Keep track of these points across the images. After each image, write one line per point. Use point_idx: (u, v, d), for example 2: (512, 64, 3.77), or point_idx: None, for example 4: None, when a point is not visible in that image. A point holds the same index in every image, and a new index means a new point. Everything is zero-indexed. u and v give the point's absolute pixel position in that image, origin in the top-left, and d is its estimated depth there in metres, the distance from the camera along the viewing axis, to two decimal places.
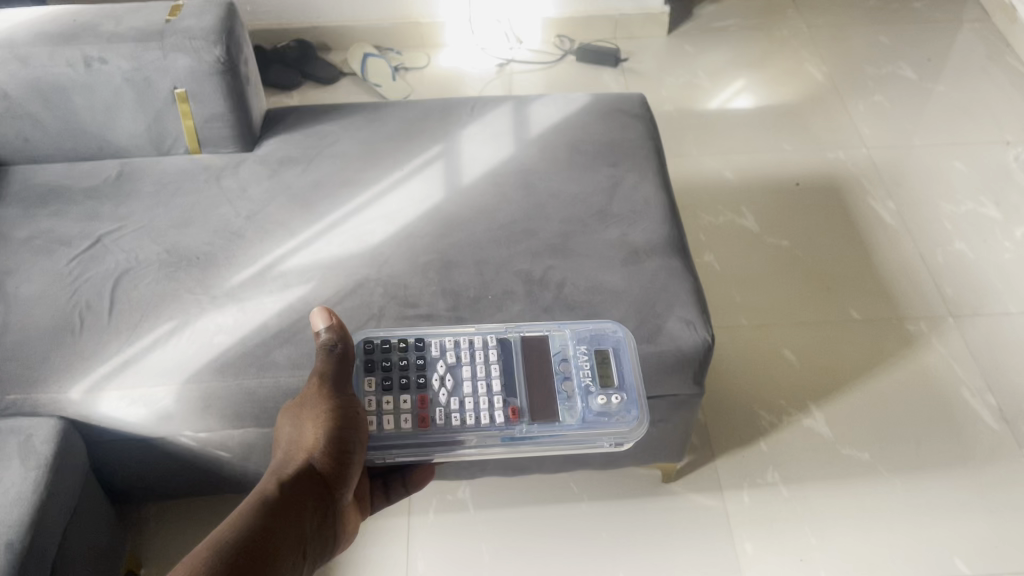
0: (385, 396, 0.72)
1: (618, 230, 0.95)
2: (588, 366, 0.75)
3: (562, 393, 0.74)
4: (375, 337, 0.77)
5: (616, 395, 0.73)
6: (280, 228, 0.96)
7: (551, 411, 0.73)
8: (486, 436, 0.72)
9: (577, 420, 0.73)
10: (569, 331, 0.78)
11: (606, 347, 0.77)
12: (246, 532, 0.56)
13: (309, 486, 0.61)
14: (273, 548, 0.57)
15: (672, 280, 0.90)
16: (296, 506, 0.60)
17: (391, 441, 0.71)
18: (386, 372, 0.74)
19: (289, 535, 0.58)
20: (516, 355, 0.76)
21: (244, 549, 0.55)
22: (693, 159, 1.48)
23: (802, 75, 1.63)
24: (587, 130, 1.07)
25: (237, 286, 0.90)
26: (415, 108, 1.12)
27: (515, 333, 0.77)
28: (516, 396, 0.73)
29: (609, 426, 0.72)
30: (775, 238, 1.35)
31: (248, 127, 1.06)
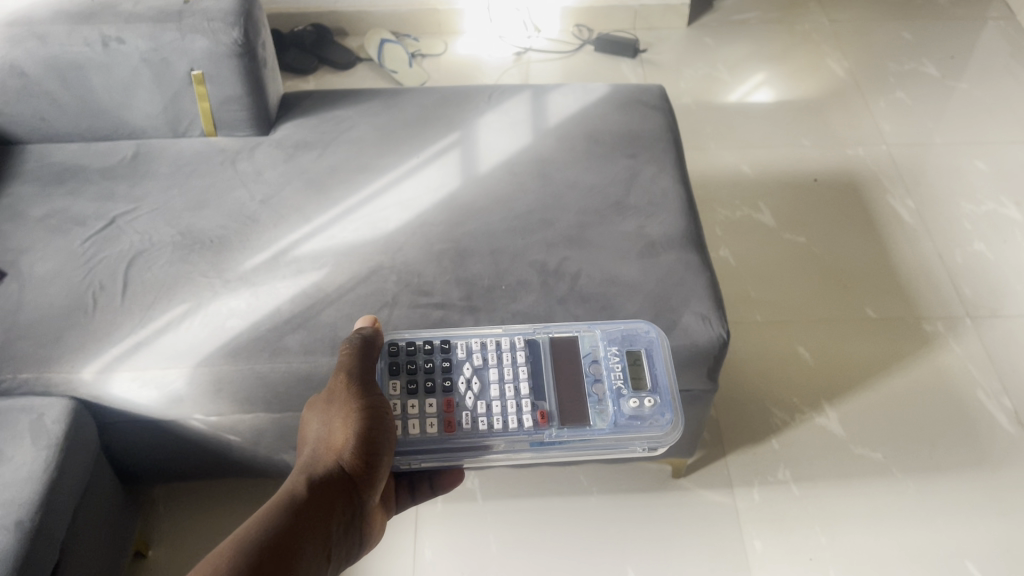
0: (410, 398, 0.72)
1: (635, 222, 0.94)
2: (621, 368, 0.74)
3: (592, 396, 0.72)
4: (400, 340, 0.76)
5: (649, 398, 0.71)
6: (295, 213, 0.96)
7: (581, 414, 0.71)
8: (515, 440, 0.71)
9: (609, 424, 0.71)
10: (600, 331, 0.77)
11: (639, 348, 0.75)
12: (273, 531, 0.56)
13: (337, 487, 0.61)
14: (300, 547, 0.56)
15: (688, 273, 0.89)
16: (324, 506, 0.60)
17: (416, 445, 0.70)
18: (411, 376, 0.73)
19: (315, 536, 0.58)
20: (545, 358, 0.75)
21: (271, 548, 0.55)
22: (710, 153, 1.47)
23: (823, 70, 1.62)
24: (605, 121, 1.06)
25: (250, 270, 0.90)
26: (432, 95, 1.11)
27: (544, 334, 0.76)
28: (545, 399, 0.72)
29: (642, 430, 0.71)
30: (792, 234, 1.34)
31: (265, 111, 1.05)
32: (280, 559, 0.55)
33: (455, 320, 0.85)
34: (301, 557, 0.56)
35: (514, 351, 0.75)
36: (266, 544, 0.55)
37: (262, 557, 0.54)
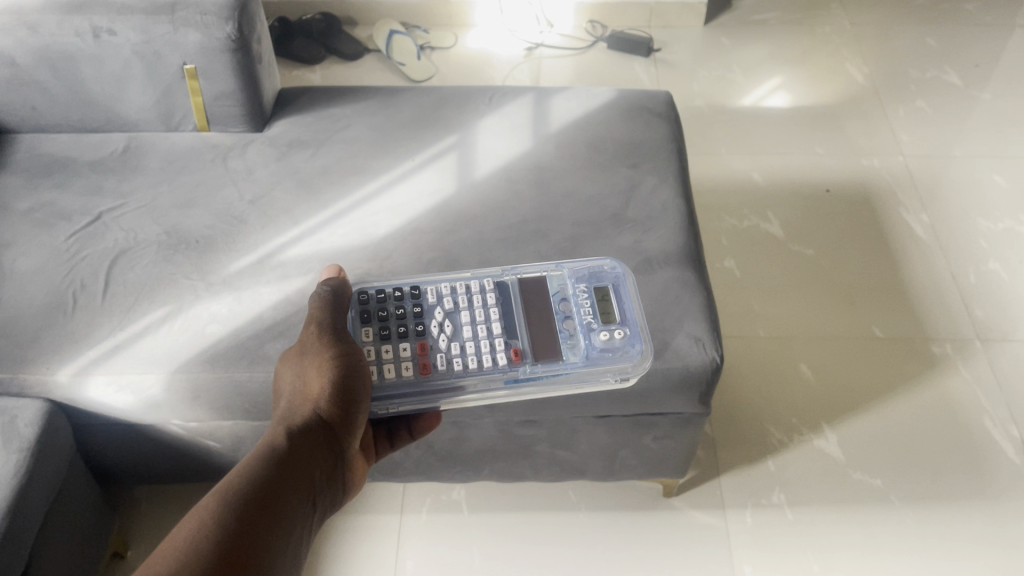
0: (384, 345, 0.72)
1: (632, 237, 0.91)
2: (589, 306, 0.75)
3: (563, 333, 0.74)
4: (369, 287, 0.76)
5: (619, 330, 0.73)
6: (283, 215, 0.93)
7: (554, 350, 0.73)
8: (490, 379, 0.72)
9: (581, 358, 0.73)
10: (567, 270, 0.78)
11: (606, 284, 0.77)
12: (258, 481, 0.56)
13: (317, 434, 0.61)
14: (286, 495, 0.57)
15: (683, 292, 0.86)
16: (305, 453, 0.60)
17: (394, 390, 0.71)
18: (383, 322, 0.74)
19: (300, 482, 0.58)
20: (514, 300, 0.76)
21: (258, 498, 0.55)
22: (720, 158, 1.43)
23: (842, 75, 1.57)
24: (609, 128, 1.03)
25: (234, 274, 0.88)
26: (431, 95, 1.08)
27: (512, 278, 0.78)
28: (518, 337, 0.73)
29: (614, 363, 0.73)
30: (801, 246, 1.30)
31: (259, 107, 1.03)
32: (268, 509, 0.55)
33: None
34: (288, 506, 0.56)
35: (484, 296, 0.76)
36: (252, 496, 0.55)
37: (249, 507, 0.54)
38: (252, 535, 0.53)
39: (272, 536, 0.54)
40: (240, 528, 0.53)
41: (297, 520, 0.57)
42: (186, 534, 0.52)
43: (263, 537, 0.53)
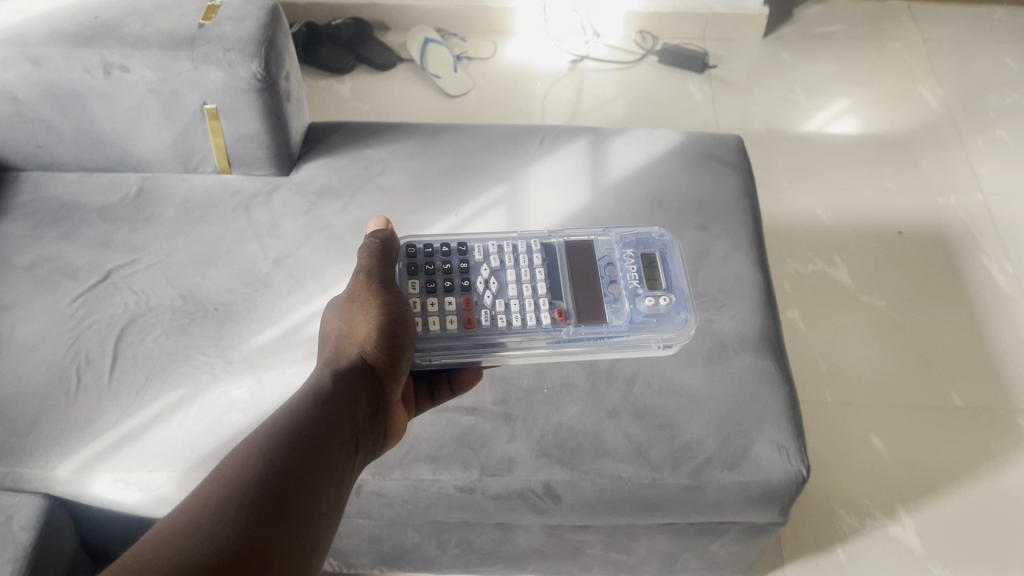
0: (431, 298, 0.72)
1: (703, 315, 0.81)
2: (636, 268, 0.75)
3: (607, 294, 0.73)
4: (417, 242, 0.76)
5: (665, 297, 0.73)
6: (312, 278, 0.84)
7: (599, 312, 0.72)
8: (531, 337, 0.72)
9: (625, 322, 0.72)
10: (615, 233, 0.78)
11: (653, 251, 0.77)
12: (308, 417, 0.56)
13: (362, 376, 0.61)
14: (334, 432, 0.56)
15: (761, 387, 0.76)
16: (350, 393, 0.59)
17: (437, 343, 0.70)
18: (429, 276, 0.74)
19: (347, 421, 0.58)
20: (562, 262, 0.76)
21: (308, 433, 0.54)
22: (782, 192, 1.32)
23: (915, 99, 1.45)
24: (674, 179, 0.92)
25: (256, 350, 0.78)
26: (476, 134, 0.98)
27: (559, 237, 0.78)
28: (562, 299, 0.73)
29: (657, 328, 0.72)
30: (871, 297, 1.19)
31: (287, 149, 0.93)
32: (319, 442, 0.54)
33: (486, 431, 0.73)
34: (338, 442, 0.55)
35: (530, 253, 0.76)
36: (301, 428, 0.54)
37: (298, 438, 0.53)
38: (304, 465, 0.52)
39: (324, 466, 0.53)
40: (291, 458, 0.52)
41: (343, 458, 0.55)
42: (238, 459, 0.51)
43: (315, 467, 0.52)
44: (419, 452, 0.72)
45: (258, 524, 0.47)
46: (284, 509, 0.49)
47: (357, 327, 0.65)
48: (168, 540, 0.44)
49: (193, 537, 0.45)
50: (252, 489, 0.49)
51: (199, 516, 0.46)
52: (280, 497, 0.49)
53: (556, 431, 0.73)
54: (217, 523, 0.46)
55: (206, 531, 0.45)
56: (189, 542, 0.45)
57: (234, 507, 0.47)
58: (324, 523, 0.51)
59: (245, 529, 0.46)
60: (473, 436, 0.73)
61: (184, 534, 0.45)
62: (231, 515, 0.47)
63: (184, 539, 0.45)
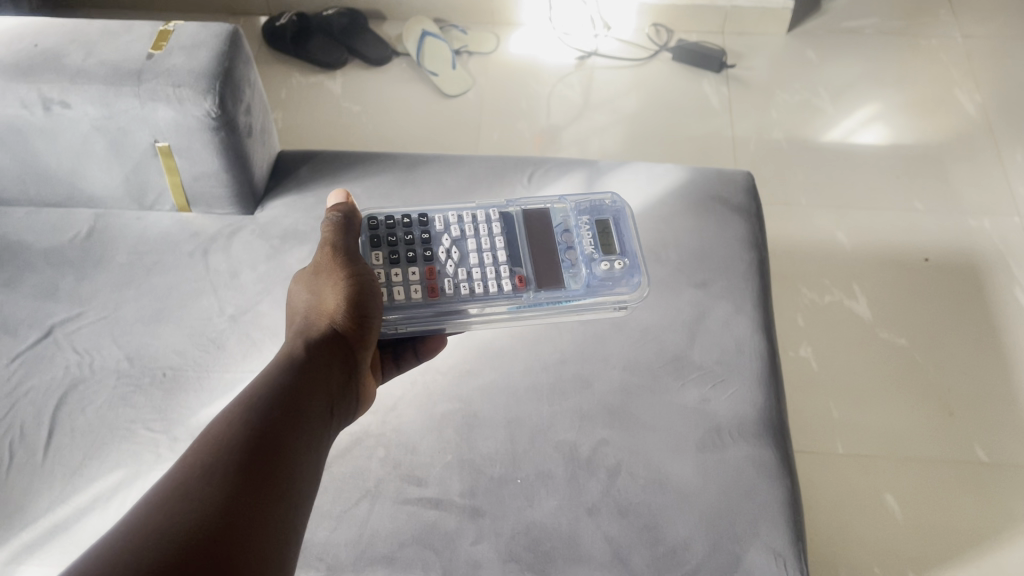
0: (393, 267, 0.68)
1: (698, 393, 0.73)
2: (590, 234, 0.72)
3: (563, 261, 0.70)
4: (377, 215, 0.72)
5: (620, 261, 0.70)
6: (270, 340, 0.77)
7: (558, 278, 0.69)
8: (491, 304, 0.68)
9: (583, 286, 0.70)
10: (569, 203, 0.74)
11: (607, 218, 0.73)
12: (279, 389, 0.55)
13: (334, 347, 0.60)
14: (304, 403, 0.55)
15: (759, 482, 0.68)
16: (322, 364, 0.58)
17: (401, 311, 0.67)
18: (392, 245, 0.70)
19: (317, 391, 0.57)
20: (520, 231, 0.72)
21: (280, 401, 0.54)
22: (800, 211, 1.23)
23: (950, 104, 1.34)
24: (673, 226, 0.83)
25: (205, 425, 0.72)
26: (459, 168, 0.89)
27: (516, 209, 0.73)
28: (522, 265, 0.70)
29: (613, 292, 0.70)
30: (891, 334, 1.10)
31: (250, 186, 0.85)
32: (291, 412, 0.54)
33: (450, 529, 0.66)
34: (308, 413, 0.55)
35: (488, 224, 0.72)
36: (271, 405, 0.54)
37: (271, 413, 0.53)
38: (277, 434, 0.52)
39: (295, 438, 0.53)
40: (263, 429, 0.52)
41: (316, 428, 0.55)
42: (215, 429, 0.51)
43: (286, 436, 0.52)
44: (376, 551, 0.65)
45: (239, 492, 0.48)
46: (257, 484, 0.48)
47: (326, 300, 0.63)
48: (151, 508, 0.45)
49: (177, 504, 0.45)
50: (228, 459, 0.49)
51: (180, 484, 0.47)
52: (256, 467, 0.49)
53: (528, 531, 0.66)
54: (197, 490, 0.46)
55: (187, 499, 0.46)
56: (172, 508, 0.45)
57: (212, 476, 0.48)
58: (299, 490, 0.51)
59: (225, 498, 0.47)
60: (436, 534, 0.66)
61: (164, 501, 0.45)
62: (211, 482, 0.47)
63: (168, 505, 0.45)
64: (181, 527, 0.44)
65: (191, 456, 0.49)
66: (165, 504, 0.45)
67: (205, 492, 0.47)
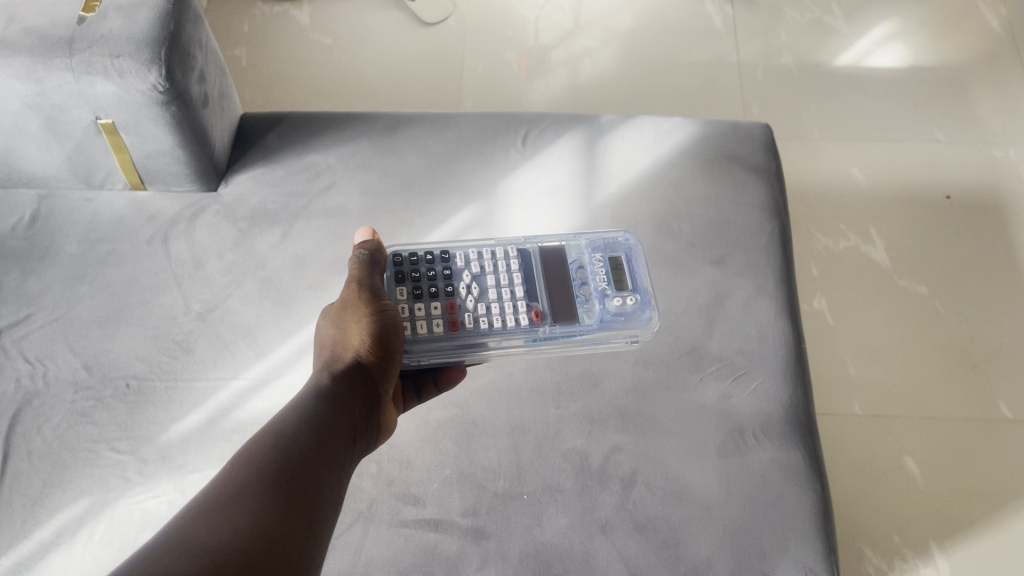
0: (417, 301, 0.62)
1: (718, 389, 0.66)
2: (604, 269, 0.65)
3: (577, 293, 0.64)
4: (402, 250, 0.65)
5: (632, 296, 0.63)
6: (245, 341, 0.69)
7: (569, 310, 0.63)
8: (507, 339, 0.62)
9: (595, 321, 0.63)
10: (583, 239, 0.67)
11: (620, 255, 0.66)
12: (304, 424, 0.51)
13: (357, 378, 0.55)
14: (329, 434, 0.51)
15: (786, 488, 0.63)
16: (345, 396, 0.54)
17: (422, 347, 0.61)
18: (416, 280, 0.63)
19: (341, 422, 0.53)
20: (535, 266, 0.66)
21: (305, 433, 0.50)
22: (812, 145, 1.14)
23: (972, 20, 1.24)
24: (685, 193, 0.75)
25: (176, 444, 0.65)
26: (446, 129, 0.80)
27: (532, 245, 0.67)
28: (538, 300, 0.63)
29: (625, 327, 0.63)
30: (911, 282, 1.03)
31: (211, 161, 0.75)
32: (317, 449, 0.50)
33: (453, 553, 0.61)
34: (334, 451, 0.51)
35: (504, 258, 0.66)
36: (295, 437, 0.50)
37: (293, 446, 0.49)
38: (301, 469, 0.48)
39: (317, 472, 0.49)
40: (290, 465, 0.48)
41: (337, 463, 0.51)
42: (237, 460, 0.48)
43: (312, 473, 0.48)
44: None
45: (265, 535, 0.44)
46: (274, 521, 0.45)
47: (351, 333, 0.57)
48: (171, 542, 0.41)
49: (201, 541, 0.41)
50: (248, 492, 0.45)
51: (204, 519, 0.43)
52: (283, 509, 0.46)
53: (539, 554, 0.61)
54: (222, 529, 0.43)
55: (210, 536, 0.42)
56: (194, 546, 0.41)
57: (238, 514, 0.44)
58: (323, 538, 0.47)
59: (252, 539, 0.43)
60: (437, 561, 0.60)
61: (186, 537, 0.41)
62: (228, 510, 0.44)
63: (188, 543, 0.41)
64: (207, 568, 0.40)
65: (212, 490, 0.45)
66: (187, 539, 0.41)
67: (230, 530, 0.43)
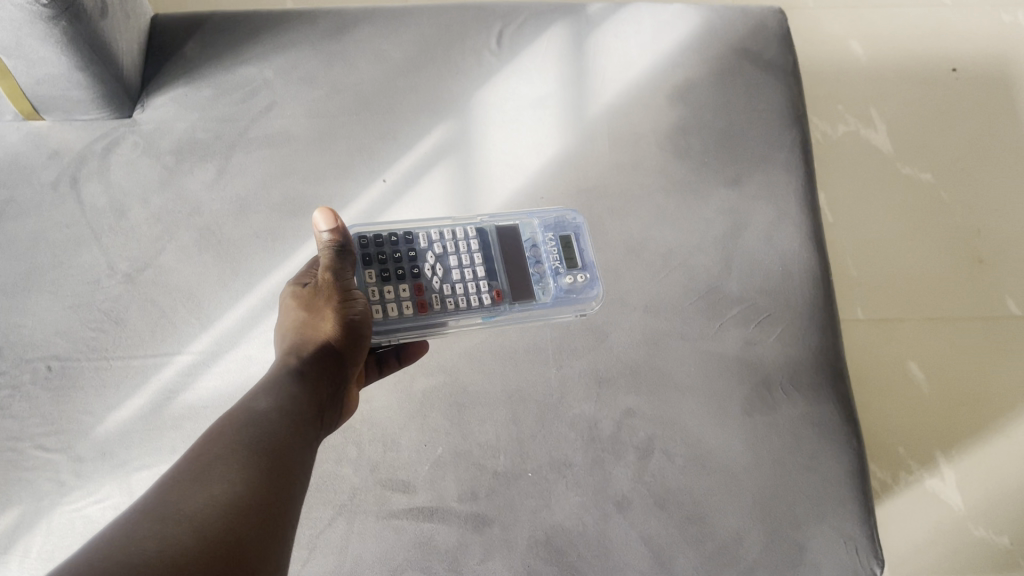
0: (384, 284, 0.52)
1: (739, 336, 0.59)
2: (556, 245, 0.57)
3: (530, 273, 0.56)
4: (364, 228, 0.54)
5: (581, 272, 0.56)
6: (187, 304, 0.58)
7: (523, 287, 0.55)
8: (465, 320, 0.53)
9: (546, 298, 0.55)
10: (534, 217, 0.58)
11: (569, 233, 0.58)
12: (281, 397, 0.41)
13: (327, 357, 0.46)
14: (303, 411, 0.42)
15: (816, 443, 0.57)
16: (315, 374, 0.44)
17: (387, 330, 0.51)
18: (382, 263, 0.53)
19: (312, 398, 0.43)
20: (496, 243, 0.56)
21: (282, 408, 0.41)
22: (805, 16, 1.04)
23: None
24: (693, 101, 0.66)
25: (117, 435, 0.54)
26: (410, 31, 0.68)
27: (486, 220, 0.58)
28: (496, 279, 0.55)
29: (574, 302, 0.56)
30: (913, 168, 0.95)
31: (121, 83, 0.62)
32: (299, 422, 0.41)
33: (453, 544, 0.52)
34: (311, 429, 0.42)
35: (461, 232, 0.56)
36: (270, 411, 0.40)
37: (270, 420, 0.40)
38: (279, 442, 0.39)
39: (294, 450, 0.39)
40: (275, 436, 0.39)
41: (311, 444, 0.41)
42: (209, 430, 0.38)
43: (290, 449, 0.39)
44: None
45: (255, 510, 0.34)
46: (258, 496, 0.35)
47: (320, 318, 0.47)
48: (139, 522, 0.31)
49: (181, 516, 0.32)
50: (228, 462, 0.36)
51: (181, 489, 0.33)
52: (269, 484, 0.36)
53: (550, 540, 0.53)
54: (204, 502, 0.33)
55: (191, 511, 0.32)
56: (171, 523, 0.31)
57: (216, 484, 0.34)
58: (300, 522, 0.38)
59: (236, 515, 0.33)
60: (435, 555, 0.52)
61: (161, 512, 0.32)
62: (203, 484, 0.34)
63: (165, 518, 0.31)
64: (185, 551, 0.30)
65: (189, 458, 0.36)
66: (163, 514, 0.32)
67: (215, 502, 0.33)
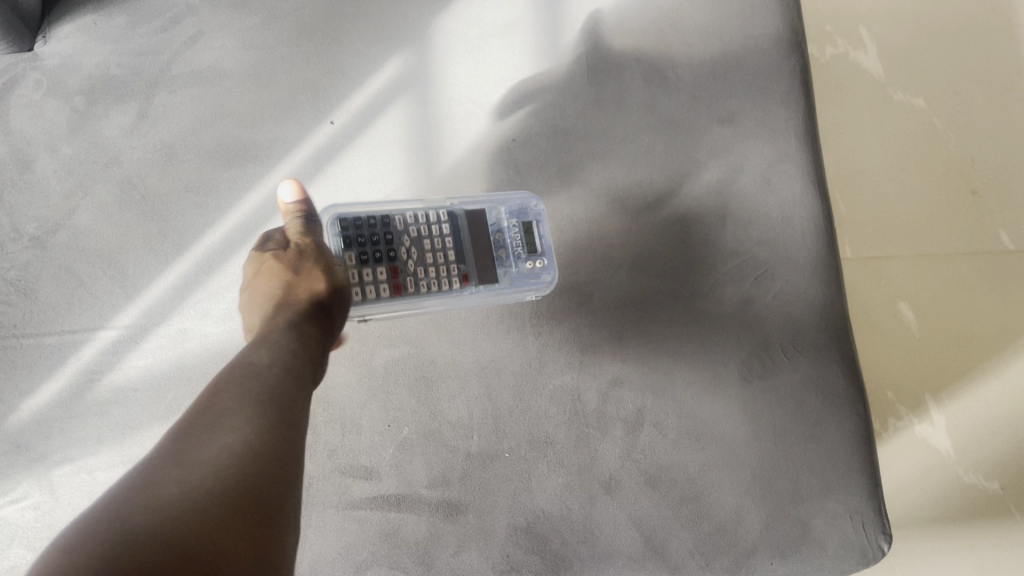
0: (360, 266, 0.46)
1: (734, 293, 0.53)
2: (519, 229, 0.49)
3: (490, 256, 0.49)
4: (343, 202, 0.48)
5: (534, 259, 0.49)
6: (107, 269, 0.50)
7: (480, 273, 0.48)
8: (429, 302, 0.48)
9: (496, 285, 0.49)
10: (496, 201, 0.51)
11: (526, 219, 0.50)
12: (281, 344, 0.37)
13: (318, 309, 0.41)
14: (306, 357, 0.38)
15: (819, 410, 0.52)
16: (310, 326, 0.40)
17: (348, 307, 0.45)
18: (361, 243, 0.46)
19: (312, 347, 0.39)
20: (465, 227, 0.49)
21: (286, 354, 0.37)
22: None
23: None
24: (685, 23, 0.59)
25: (31, 424, 0.48)
26: None
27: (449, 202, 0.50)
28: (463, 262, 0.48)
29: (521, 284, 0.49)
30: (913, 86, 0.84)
31: (17, 11, 0.51)
32: (304, 368, 0.37)
33: (423, 536, 0.47)
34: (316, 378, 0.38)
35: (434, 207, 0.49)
36: (274, 356, 0.36)
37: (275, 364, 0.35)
38: (287, 385, 0.35)
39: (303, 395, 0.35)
40: (282, 379, 0.35)
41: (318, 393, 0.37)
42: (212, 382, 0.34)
43: (299, 395, 0.35)
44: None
45: (273, 446, 0.31)
46: (276, 438, 0.31)
47: (309, 273, 0.43)
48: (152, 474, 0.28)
49: (193, 461, 0.28)
50: (239, 407, 0.32)
51: (192, 438, 0.30)
52: (286, 426, 0.32)
53: (530, 527, 0.48)
54: (220, 445, 0.30)
55: (209, 455, 0.29)
56: (193, 468, 0.28)
57: (233, 429, 0.31)
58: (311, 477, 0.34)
59: (258, 455, 0.30)
60: (403, 551, 0.47)
61: (180, 459, 0.28)
62: (220, 429, 0.30)
63: (182, 463, 0.28)
64: (214, 494, 0.27)
65: (195, 410, 0.32)
66: (179, 461, 0.28)
67: (228, 448, 0.29)
